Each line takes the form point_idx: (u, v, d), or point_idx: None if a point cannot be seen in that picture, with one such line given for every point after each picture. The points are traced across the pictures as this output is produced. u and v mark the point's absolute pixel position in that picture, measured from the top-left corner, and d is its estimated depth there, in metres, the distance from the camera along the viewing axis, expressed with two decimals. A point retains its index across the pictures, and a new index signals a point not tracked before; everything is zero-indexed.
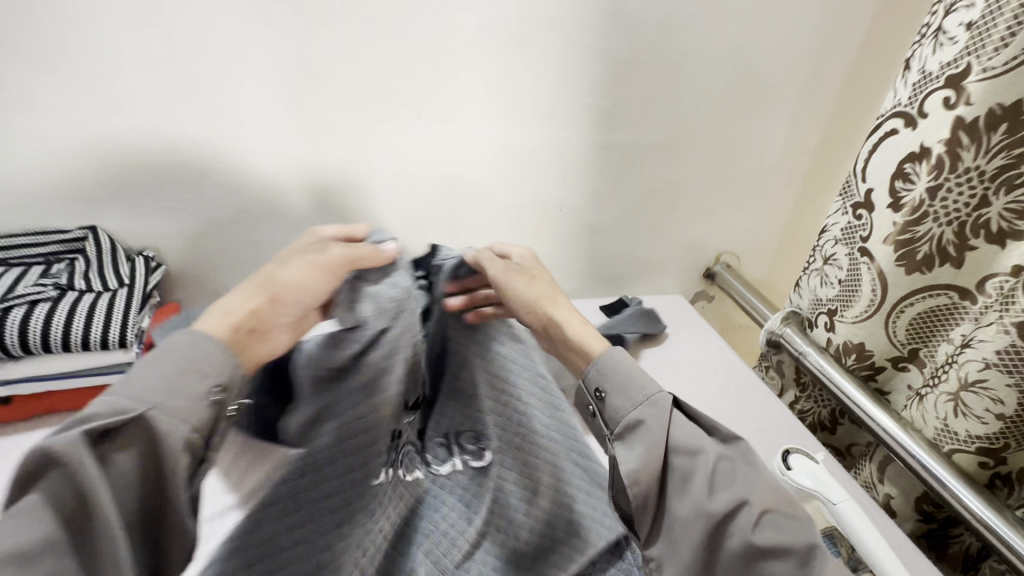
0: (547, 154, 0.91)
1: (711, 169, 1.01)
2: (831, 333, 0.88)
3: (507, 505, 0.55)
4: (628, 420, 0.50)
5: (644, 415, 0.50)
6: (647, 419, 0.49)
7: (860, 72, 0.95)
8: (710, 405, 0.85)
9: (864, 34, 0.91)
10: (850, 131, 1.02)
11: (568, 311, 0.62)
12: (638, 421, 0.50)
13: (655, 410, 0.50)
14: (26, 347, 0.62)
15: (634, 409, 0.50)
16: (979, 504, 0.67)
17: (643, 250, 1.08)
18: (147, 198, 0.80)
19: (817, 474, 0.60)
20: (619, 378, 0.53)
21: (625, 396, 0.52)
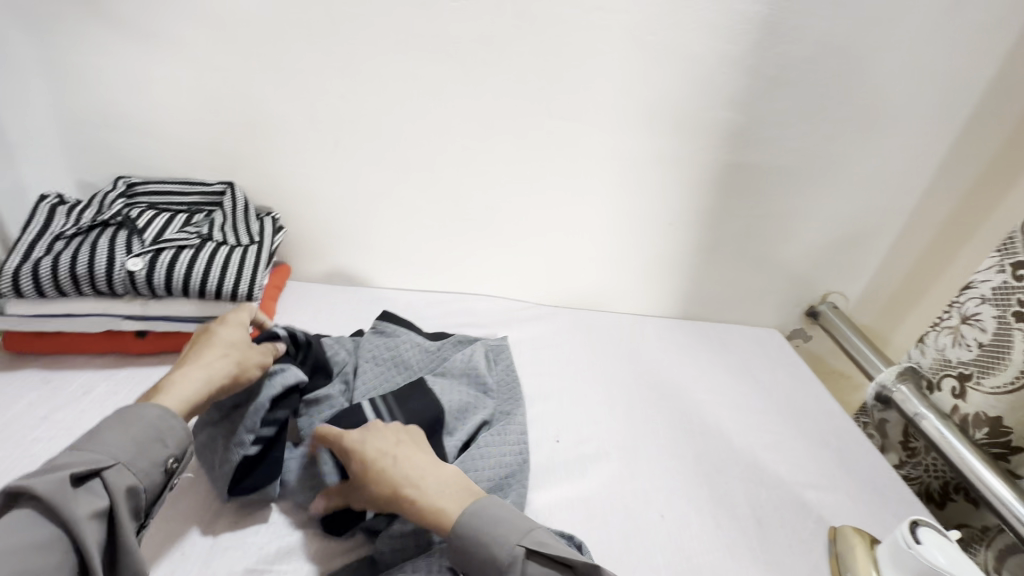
0: (669, 167, 0.88)
1: (838, 202, 0.94)
2: (959, 400, 0.81)
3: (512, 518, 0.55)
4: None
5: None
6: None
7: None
8: (809, 453, 0.79)
9: None
10: (1009, 178, 0.90)
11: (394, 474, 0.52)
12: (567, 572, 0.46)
13: (510, 572, 0.46)
14: (167, 288, 0.67)
15: (527, 573, 0.46)
16: None
17: (747, 279, 1.03)
18: (281, 163, 0.84)
19: (952, 554, 0.56)
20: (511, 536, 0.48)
21: (488, 573, 0.47)
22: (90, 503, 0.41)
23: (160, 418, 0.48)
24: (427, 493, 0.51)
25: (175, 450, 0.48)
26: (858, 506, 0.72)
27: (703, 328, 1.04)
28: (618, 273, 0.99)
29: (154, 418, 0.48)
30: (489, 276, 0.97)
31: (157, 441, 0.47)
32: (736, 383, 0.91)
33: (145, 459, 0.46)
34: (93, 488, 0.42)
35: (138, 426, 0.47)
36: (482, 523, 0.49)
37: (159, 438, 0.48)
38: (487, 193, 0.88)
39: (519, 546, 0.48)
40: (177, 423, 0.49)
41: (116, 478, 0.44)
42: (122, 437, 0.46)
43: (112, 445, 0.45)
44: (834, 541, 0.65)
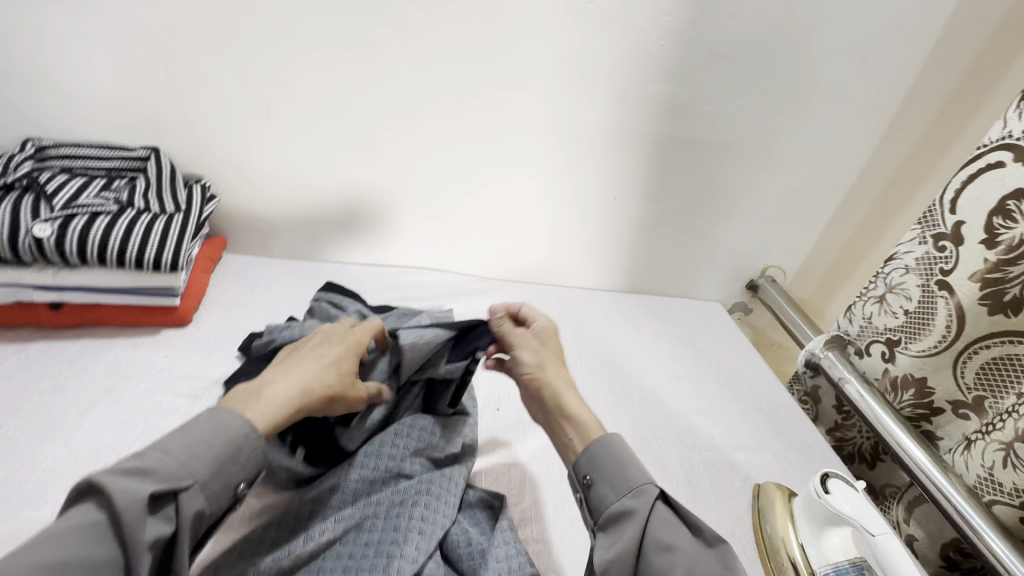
0: (613, 139, 0.88)
1: (775, 178, 0.98)
2: (888, 363, 0.86)
3: (425, 501, 0.53)
4: (614, 510, 0.47)
5: (635, 507, 0.47)
6: (639, 512, 0.46)
7: (957, 99, 0.89)
8: (740, 417, 0.83)
9: (975, 58, 0.86)
10: (935, 156, 0.94)
11: (565, 386, 0.57)
12: (623, 510, 0.47)
13: (641, 502, 0.47)
14: (82, 255, 0.63)
15: (625, 496, 0.48)
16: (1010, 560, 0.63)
17: (691, 253, 1.06)
18: (211, 128, 0.80)
19: (856, 502, 0.58)
20: (619, 470, 0.49)
21: (610, 485, 0.49)
22: (156, 529, 0.37)
23: (246, 440, 0.43)
24: (583, 410, 0.55)
25: (247, 477, 0.43)
26: (783, 464, 0.76)
27: (648, 301, 1.07)
28: (565, 246, 1.00)
29: (240, 434, 0.43)
30: (436, 248, 0.97)
31: (235, 465, 0.42)
32: (676, 352, 0.94)
33: (221, 480, 0.41)
34: (161, 509, 0.38)
35: (224, 444, 0.42)
36: (626, 454, 0.50)
37: (236, 463, 0.42)
38: (431, 164, 0.87)
39: (654, 484, 0.48)
40: (260, 448, 0.44)
41: (187, 502, 0.39)
42: (206, 450, 0.41)
43: (193, 459, 0.40)
44: (757, 497, 0.69)
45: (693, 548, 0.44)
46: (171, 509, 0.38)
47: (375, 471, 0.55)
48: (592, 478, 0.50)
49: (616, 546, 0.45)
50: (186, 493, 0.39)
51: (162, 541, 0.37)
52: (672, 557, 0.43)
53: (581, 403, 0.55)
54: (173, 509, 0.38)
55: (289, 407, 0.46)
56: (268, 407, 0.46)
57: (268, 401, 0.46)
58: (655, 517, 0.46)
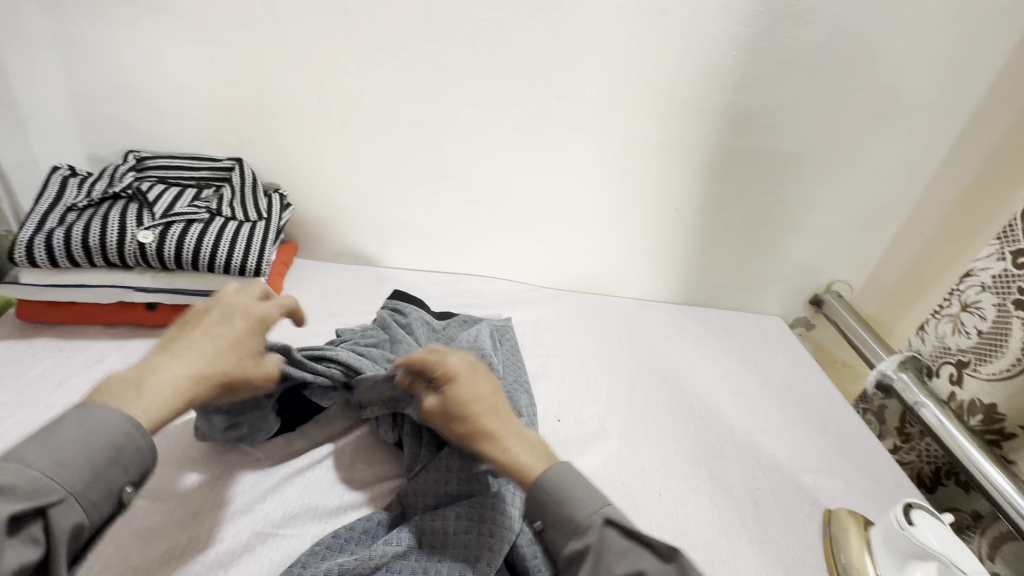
0: (676, 150, 0.87)
1: (845, 190, 0.94)
2: (956, 387, 0.82)
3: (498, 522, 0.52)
4: (573, 551, 0.46)
5: (587, 545, 0.45)
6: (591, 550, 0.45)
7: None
8: (806, 439, 0.80)
9: None
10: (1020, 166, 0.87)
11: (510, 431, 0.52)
12: (580, 551, 0.45)
13: (592, 535, 0.45)
14: (177, 260, 0.67)
15: (574, 537, 0.46)
16: None
17: (752, 265, 1.03)
18: (288, 141, 0.84)
19: (945, 537, 0.56)
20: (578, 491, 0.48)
21: (562, 528, 0.47)
22: (23, 553, 0.35)
23: (126, 439, 0.42)
24: (523, 452, 0.51)
25: (131, 477, 0.42)
26: (855, 489, 0.73)
27: (705, 314, 1.05)
28: (622, 256, 1.00)
29: (115, 434, 0.41)
30: (493, 258, 0.98)
31: (117, 467, 0.41)
32: (736, 368, 0.92)
33: (98, 487, 0.40)
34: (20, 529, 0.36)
35: (94, 443, 0.40)
36: (575, 484, 0.48)
37: (117, 464, 0.41)
38: (492, 174, 0.88)
39: (600, 512, 0.46)
40: (143, 450, 0.42)
41: (59, 516, 0.37)
42: (76, 455, 0.39)
43: (65, 469, 0.39)
44: (828, 524, 0.66)
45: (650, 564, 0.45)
46: (39, 524, 0.37)
47: (439, 490, 0.55)
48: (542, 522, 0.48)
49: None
50: (56, 507, 0.38)
51: (30, 565, 0.36)
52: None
53: (523, 446, 0.52)
54: (45, 525, 0.37)
55: (174, 397, 0.45)
56: (154, 400, 0.44)
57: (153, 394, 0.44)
58: (609, 553, 0.45)
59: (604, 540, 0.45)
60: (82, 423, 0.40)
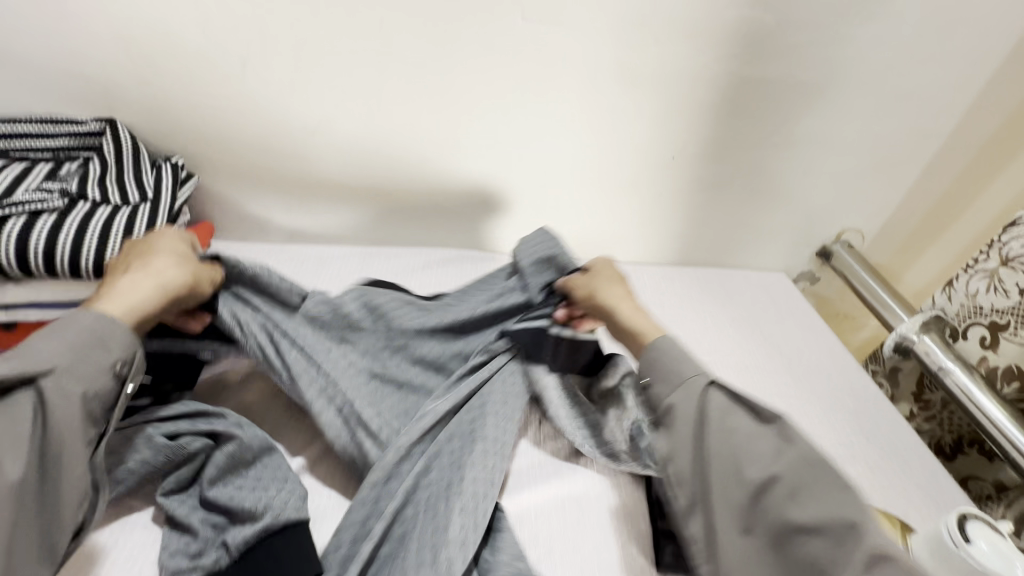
0: (673, 85, 0.71)
1: (867, 124, 0.80)
2: (988, 351, 0.75)
3: None
4: None
5: None
6: (693, 400, 0.50)
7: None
8: (822, 419, 0.71)
9: None
10: None
11: (623, 297, 0.61)
12: None
13: (694, 384, 0.51)
14: (25, 266, 0.50)
15: None
16: None
17: (758, 218, 0.90)
18: (177, 92, 0.65)
19: (1004, 553, 0.47)
20: None
21: None
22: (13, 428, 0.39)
23: (101, 331, 0.44)
24: (641, 318, 0.59)
25: (120, 355, 0.45)
26: (881, 475, 0.64)
27: (703, 277, 0.93)
28: (610, 215, 0.85)
29: (92, 328, 0.44)
30: (458, 226, 0.83)
31: (103, 347, 0.44)
32: (741, 340, 0.81)
33: (89, 368, 0.43)
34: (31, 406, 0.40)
35: (71, 334, 0.43)
36: None
37: (100, 346, 0.44)
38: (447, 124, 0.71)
39: (707, 376, 0.51)
40: (131, 339, 0.46)
41: (48, 388, 0.41)
42: (67, 347, 0.43)
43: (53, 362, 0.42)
44: None
45: (800, 458, 0.46)
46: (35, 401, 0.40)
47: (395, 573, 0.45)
48: (650, 379, 0.54)
49: (794, 513, 0.43)
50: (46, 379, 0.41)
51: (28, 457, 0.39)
52: (781, 488, 0.44)
53: (638, 313, 0.60)
54: (41, 405, 0.41)
55: (150, 301, 0.48)
56: (123, 299, 0.47)
57: (118, 295, 0.47)
58: (715, 408, 0.49)
59: (708, 397, 0.50)
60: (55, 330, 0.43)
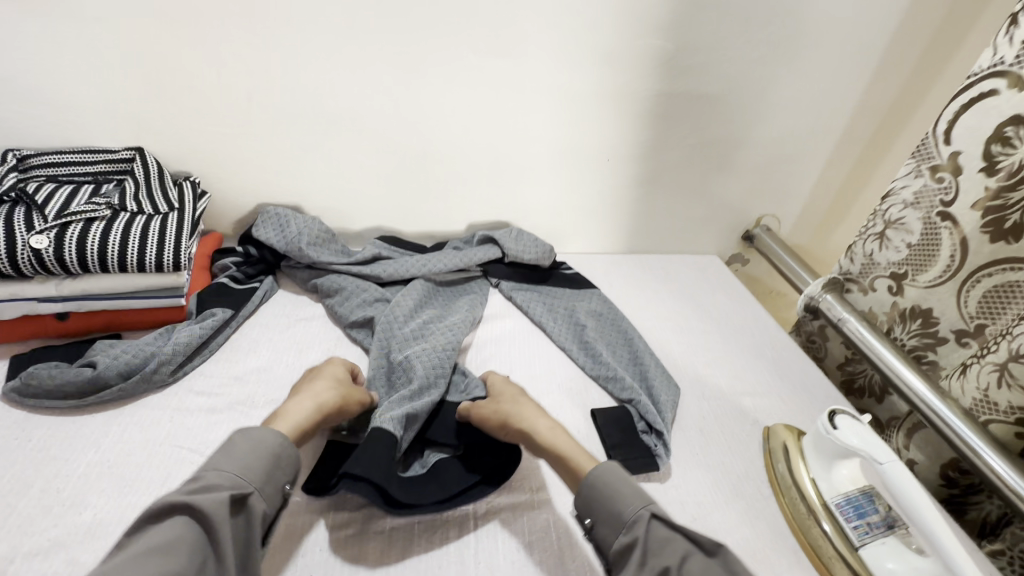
0: (604, 101, 0.87)
1: (767, 127, 0.96)
2: (897, 296, 0.86)
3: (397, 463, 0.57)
4: None
5: None
6: (638, 542, 0.48)
7: (953, 37, 0.89)
8: (745, 364, 0.85)
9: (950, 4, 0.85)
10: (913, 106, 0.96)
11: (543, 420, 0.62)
12: None
13: (637, 527, 0.49)
14: (83, 264, 0.62)
15: None
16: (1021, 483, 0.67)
17: (688, 209, 1.06)
18: (194, 123, 0.78)
19: (865, 434, 0.60)
20: None
21: None
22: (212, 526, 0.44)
23: (282, 448, 0.52)
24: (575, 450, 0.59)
25: (290, 476, 0.52)
26: (791, 402, 0.79)
27: (647, 262, 1.08)
28: (565, 212, 1.00)
29: (272, 446, 0.51)
30: (432, 226, 0.97)
31: (279, 467, 0.51)
32: (679, 309, 0.96)
33: (270, 484, 0.50)
34: (241, 509, 0.47)
35: (264, 452, 0.51)
36: None
37: (279, 465, 0.51)
38: (419, 141, 0.86)
39: (646, 510, 0.50)
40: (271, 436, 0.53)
41: (254, 503, 0.47)
42: (253, 459, 0.49)
43: (246, 472, 0.49)
44: (768, 440, 0.72)
45: None
46: (244, 514, 0.47)
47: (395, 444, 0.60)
48: (593, 519, 0.53)
49: None
50: (251, 497, 0.47)
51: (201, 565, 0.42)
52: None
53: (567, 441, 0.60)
54: (246, 512, 0.47)
55: (305, 416, 0.57)
56: (290, 418, 0.57)
57: (288, 416, 0.57)
58: (653, 542, 0.48)
59: (649, 534, 0.49)
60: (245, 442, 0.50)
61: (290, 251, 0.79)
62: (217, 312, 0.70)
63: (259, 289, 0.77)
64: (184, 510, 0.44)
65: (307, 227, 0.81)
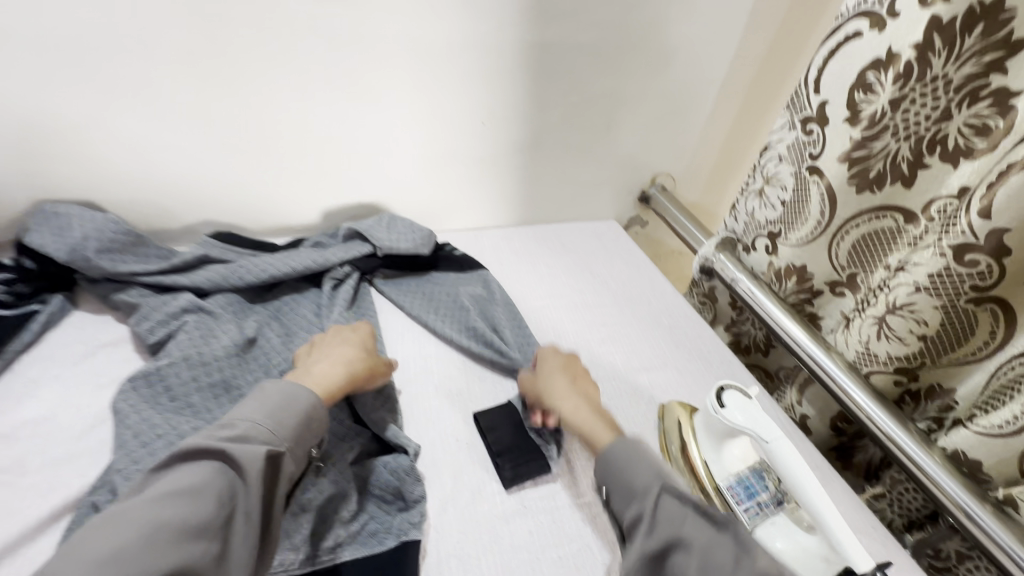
0: (470, 53, 0.75)
1: (653, 78, 0.89)
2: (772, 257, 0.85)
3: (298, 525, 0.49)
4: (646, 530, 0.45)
5: (645, 514, 0.45)
6: (646, 513, 0.45)
7: None
8: (641, 337, 0.81)
9: None
10: (794, 52, 0.93)
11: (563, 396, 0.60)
12: (638, 518, 0.45)
13: (646, 502, 0.46)
14: None
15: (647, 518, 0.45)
16: (915, 448, 0.66)
17: (579, 173, 0.98)
18: None
19: (750, 410, 0.57)
20: (623, 479, 0.49)
21: (623, 496, 0.48)
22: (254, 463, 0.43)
23: (313, 409, 0.50)
24: (586, 417, 0.57)
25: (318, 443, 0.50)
26: (686, 373, 0.76)
27: (540, 233, 1.00)
28: (443, 185, 0.89)
29: (306, 407, 0.49)
30: (285, 209, 0.82)
31: (310, 431, 0.49)
32: (574, 282, 0.89)
33: (302, 445, 0.48)
34: (266, 464, 0.44)
35: (298, 415, 0.48)
36: (632, 465, 0.50)
37: (311, 430, 0.49)
38: (242, 109, 0.70)
39: (657, 483, 0.47)
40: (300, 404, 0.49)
41: (285, 464, 0.46)
42: (282, 417, 0.47)
43: (278, 429, 0.47)
44: (662, 420, 0.68)
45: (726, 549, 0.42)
46: (274, 471, 0.45)
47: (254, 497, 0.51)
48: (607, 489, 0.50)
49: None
50: (283, 456, 0.46)
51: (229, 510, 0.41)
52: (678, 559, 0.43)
53: (580, 410, 0.58)
54: (275, 471, 0.45)
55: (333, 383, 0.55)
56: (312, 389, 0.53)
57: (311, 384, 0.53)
58: (662, 515, 0.45)
59: (659, 508, 0.45)
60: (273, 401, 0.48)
61: (74, 262, 0.62)
62: None
63: (30, 308, 0.60)
64: (217, 456, 0.42)
65: (96, 229, 0.64)
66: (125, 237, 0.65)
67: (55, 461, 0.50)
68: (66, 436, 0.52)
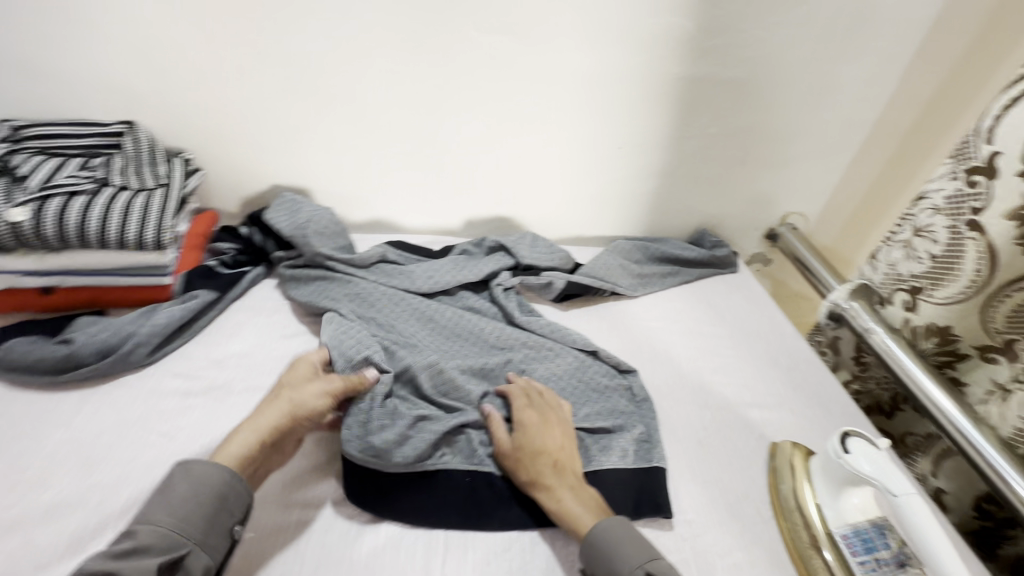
0: (619, 86, 0.81)
1: (797, 116, 0.89)
2: (909, 313, 0.80)
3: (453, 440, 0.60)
4: None
5: None
6: None
7: None
8: (757, 374, 0.79)
9: None
10: None
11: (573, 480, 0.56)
12: None
13: None
14: (63, 238, 0.62)
15: None
16: None
17: (705, 204, 0.99)
18: (186, 97, 0.76)
19: (879, 462, 0.54)
20: (610, 567, 0.49)
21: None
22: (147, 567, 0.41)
23: (228, 487, 0.48)
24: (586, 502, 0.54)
25: (238, 516, 0.48)
26: (801, 418, 0.73)
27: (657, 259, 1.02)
28: (572, 202, 0.95)
29: (219, 484, 0.48)
30: (432, 211, 0.93)
31: (223, 512, 0.47)
32: (688, 309, 0.90)
33: (213, 534, 0.46)
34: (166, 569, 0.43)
35: (205, 498, 0.47)
36: (624, 540, 0.50)
37: (223, 510, 0.47)
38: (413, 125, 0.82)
39: (654, 571, 0.48)
40: (244, 489, 0.49)
41: (190, 563, 0.44)
42: (187, 510, 0.46)
43: (182, 523, 0.45)
44: (773, 457, 0.66)
45: None
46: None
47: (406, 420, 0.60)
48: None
49: None
50: (185, 557, 0.44)
51: None
52: None
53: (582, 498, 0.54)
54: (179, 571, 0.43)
55: (246, 447, 0.52)
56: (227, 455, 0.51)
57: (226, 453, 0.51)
58: None
59: None
60: (187, 485, 0.47)
61: (295, 237, 0.75)
62: (200, 293, 0.68)
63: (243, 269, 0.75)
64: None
65: (317, 216, 0.78)
66: (333, 227, 0.78)
67: (248, 388, 0.62)
68: (255, 371, 0.64)
